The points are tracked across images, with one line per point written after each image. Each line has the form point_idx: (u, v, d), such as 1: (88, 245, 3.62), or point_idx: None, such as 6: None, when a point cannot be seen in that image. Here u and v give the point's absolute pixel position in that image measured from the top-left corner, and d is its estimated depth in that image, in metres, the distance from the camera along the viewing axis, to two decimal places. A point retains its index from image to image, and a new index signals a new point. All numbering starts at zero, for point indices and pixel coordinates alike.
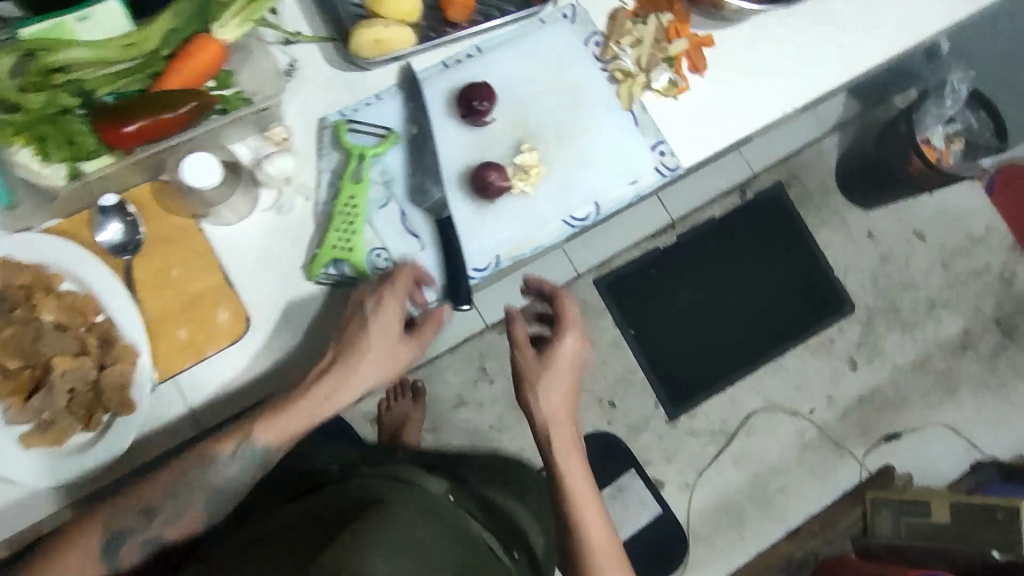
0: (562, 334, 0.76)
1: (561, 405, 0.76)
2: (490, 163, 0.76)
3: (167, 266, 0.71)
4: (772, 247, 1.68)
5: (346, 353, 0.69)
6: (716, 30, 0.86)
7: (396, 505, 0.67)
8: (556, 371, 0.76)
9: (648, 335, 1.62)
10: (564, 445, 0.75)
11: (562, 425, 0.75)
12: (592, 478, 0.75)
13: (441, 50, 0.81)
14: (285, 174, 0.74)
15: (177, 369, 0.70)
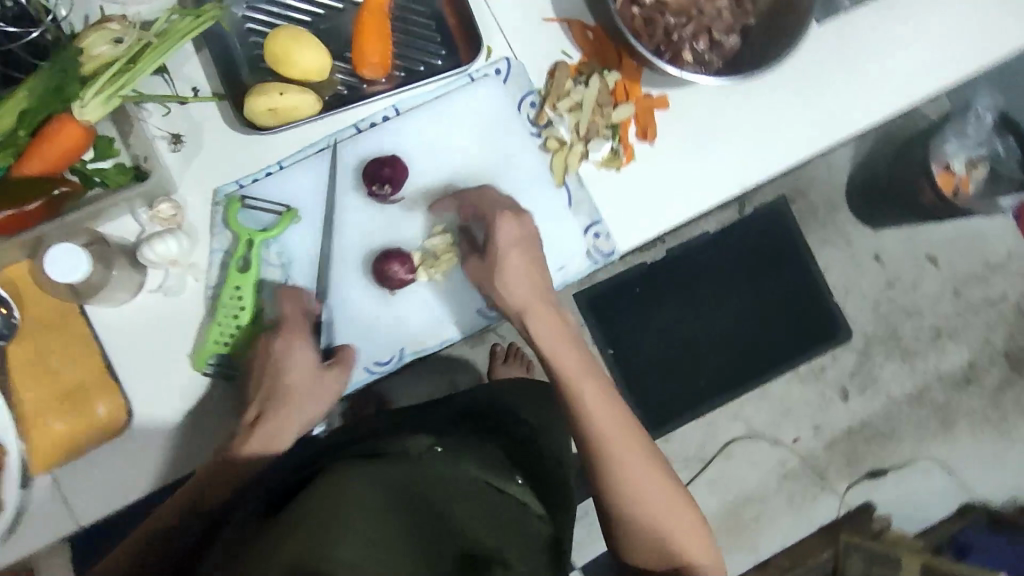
0: (499, 214, 0.67)
1: (529, 279, 0.67)
2: (392, 252, 0.69)
3: (44, 353, 0.67)
4: (774, 264, 1.46)
5: (260, 414, 0.65)
6: (671, 91, 0.76)
7: (348, 483, 0.51)
8: (503, 268, 0.67)
9: (626, 355, 1.42)
10: (576, 370, 0.67)
11: (546, 317, 0.68)
12: (591, 368, 0.68)
13: (354, 112, 0.73)
14: (171, 257, 0.68)
15: (52, 466, 0.66)
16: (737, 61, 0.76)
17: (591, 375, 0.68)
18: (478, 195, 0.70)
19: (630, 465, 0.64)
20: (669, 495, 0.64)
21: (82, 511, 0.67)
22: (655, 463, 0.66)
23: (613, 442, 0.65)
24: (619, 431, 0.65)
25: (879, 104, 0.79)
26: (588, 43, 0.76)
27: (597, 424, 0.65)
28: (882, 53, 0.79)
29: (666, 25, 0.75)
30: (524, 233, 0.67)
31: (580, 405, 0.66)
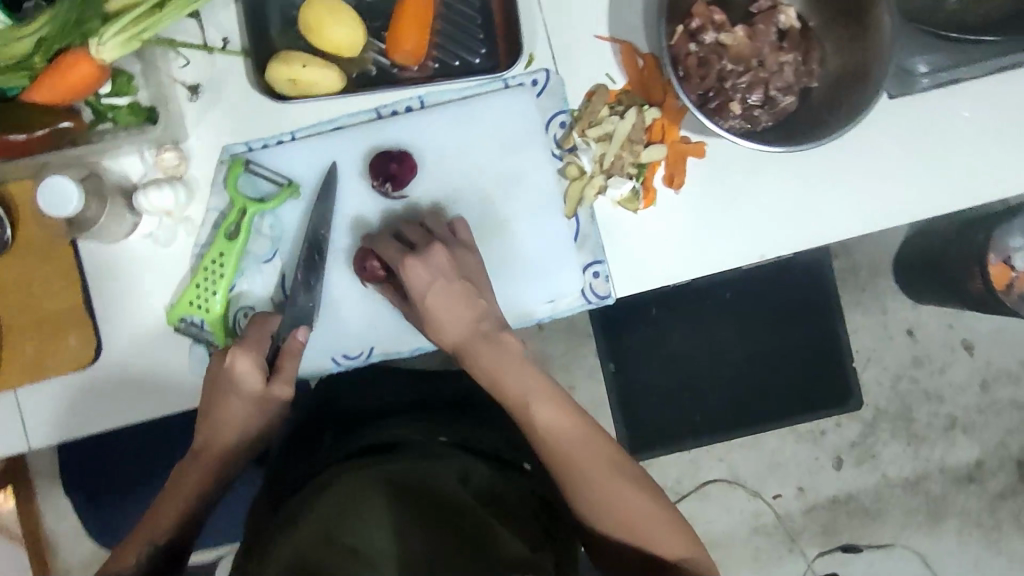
0: (403, 261, 0.65)
1: (454, 316, 0.65)
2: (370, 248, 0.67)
3: (31, 274, 0.68)
4: (812, 313, 1.22)
5: (209, 436, 0.68)
6: (710, 139, 0.71)
7: (357, 489, 0.60)
8: (427, 314, 0.65)
9: (627, 374, 1.25)
10: (520, 392, 0.64)
11: (484, 350, 0.65)
12: (536, 382, 0.65)
13: (378, 96, 0.70)
14: (165, 208, 0.67)
15: (18, 385, 0.68)
16: (788, 124, 0.70)
17: (545, 389, 0.65)
18: (419, 223, 0.68)
19: (594, 478, 0.62)
20: (641, 499, 0.62)
21: (41, 428, 0.69)
22: (621, 465, 0.63)
23: (572, 454, 0.62)
24: (578, 444, 0.63)
25: (928, 198, 0.72)
26: (636, 70, 0.71)
27: (551, 441, 0.63)
28: (949, 143, 0.72)
29: (720, 70, 0.70)
30: (434, 277, 0.64)
31: (532, 426, 0.64)
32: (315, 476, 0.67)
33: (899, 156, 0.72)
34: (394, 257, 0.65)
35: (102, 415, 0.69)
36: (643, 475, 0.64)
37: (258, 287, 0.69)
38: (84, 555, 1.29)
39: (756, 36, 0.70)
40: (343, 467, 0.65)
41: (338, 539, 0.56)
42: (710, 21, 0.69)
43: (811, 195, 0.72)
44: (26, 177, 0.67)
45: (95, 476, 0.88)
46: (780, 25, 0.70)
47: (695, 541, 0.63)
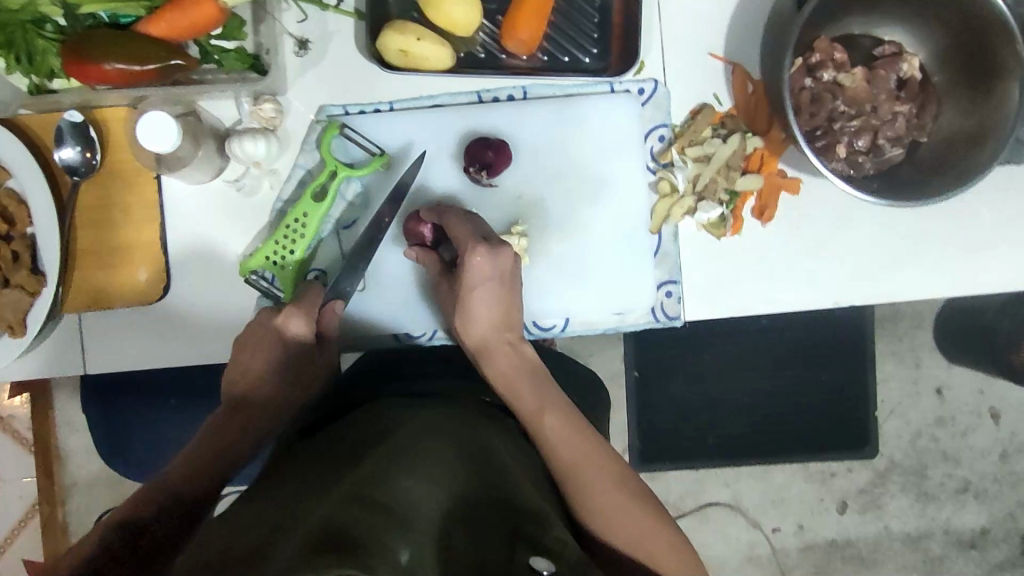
0: (471, 247, 0.63)
1: (492, 314, 0.65)
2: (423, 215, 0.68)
3: (111, 203, 0.68)
4: (841, 357, 1.12)
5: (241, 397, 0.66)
6: (807, 177, 0.69)
7: (376, 466, 0.49)
8: (468, 303, 0.65)
9: (651, 387, 1.15)
10: (535, 402, 0.63)
11: (504, 356, 0.65)
12: (555, 397, 0.64)
13: (483, 80, 0.70)
14: (256, 158, 0.67)
15: (82, 310, 0.68)
16: (892, 176, 0.69)
17: (561, 404, 0.64)
18: (474, 218, 0.66)
19: (600, 495, 0.60)
20: (649, 519, 0.60)
21: (95, 354, 0.69)
22: (628, 482, 0.62)
23: (579, 468, 0.61)
24: (586, 460, 0.61)
25: (1011, 264, 0.69)
26: (744, 95, 0.69)
27: (559, 454, 0.61)
28: None
29: (831, 109, 0.68)
30: (492, 272, 0.64)
31: (545, 434, 0.62)
32: (318, 457, 0.55)
33: (989, 217, 0.70)
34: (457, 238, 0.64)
35: (160, 351, 0.70)
36: (649, 493, 0.62)
37: (332, 251, 0.69)
38: (91, 472, 1.29)
39: (874, 81, 0.68)
40: (352, 442, 0.56)
41: (372, 499, 0.45)
42: (830, 58, 0.67)
43: (893, 245, 0.70)
44: (121, 106, 0.67)
45: (97, 402, 0.84)
46: (901, 73, 0.68)
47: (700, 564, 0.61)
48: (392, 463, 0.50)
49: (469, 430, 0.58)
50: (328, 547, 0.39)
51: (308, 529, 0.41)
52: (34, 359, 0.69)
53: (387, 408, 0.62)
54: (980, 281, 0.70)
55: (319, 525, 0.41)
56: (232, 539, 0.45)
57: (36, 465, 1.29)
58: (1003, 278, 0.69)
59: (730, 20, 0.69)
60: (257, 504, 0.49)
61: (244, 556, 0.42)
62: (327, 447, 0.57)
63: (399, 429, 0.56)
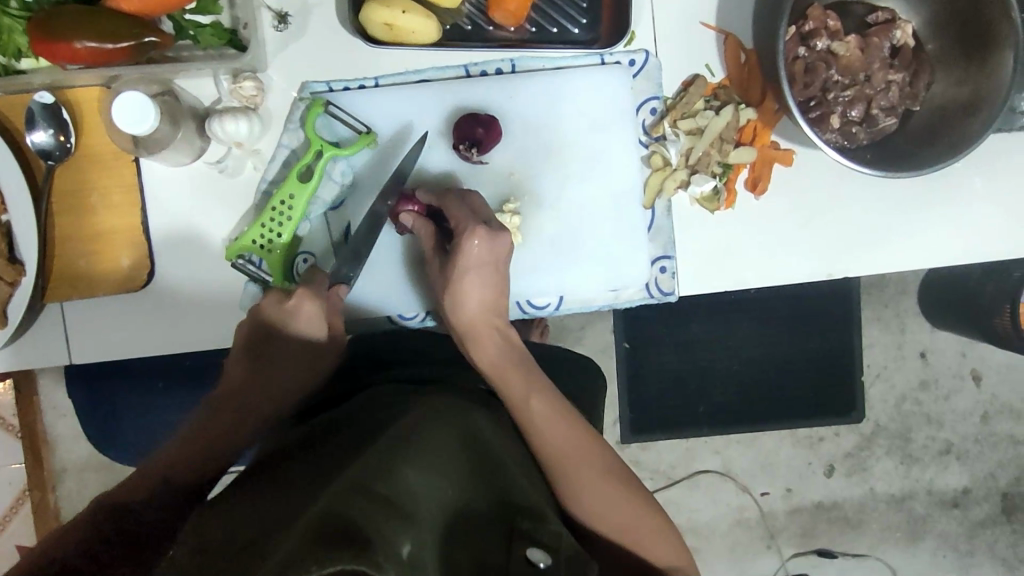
0: (468, 228, 0.62)
1: (482, 296, 0.65)
2: (409, 194, 0.66)
3: (88, 188, 0.65)
4: (828, 323, 1.13)
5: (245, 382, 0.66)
6: (800, 148, 0.69)
7: (372, 456, 0.49)
8: (461, 284, 0.64)
9: (642, 357, 1.16)
10: (522, 391, 0.62)
11: (490, 341, 0.65)
12: (541, 384, 0.64)
13: (470, 54, 0.68)
14: (238, 139, 0.65)
15: (65, 298, 0.66)
16: (885, 146, 0.68)
17: (548, 392, 0.63)
18: (463, 196, 0.65)
19: (586, 486, 0.62)
20: (634, 506, 0.63)
21: (80, 341, 0.68)
22: (613, 472, 0.63)
23: (565, 460, 0.61)
24: (574, 451, 0.62)
25: (999, 231, 0.69)
26: (737, 66, 0.68)
27: (547, 444, 0.62)
28: None
29: (826, 79, 0.67)
30: (486, 253, 0.63)
31: (532, 423, 0.62)
32: (311, 447, 0.54)
33: (979, 186, 0.69)
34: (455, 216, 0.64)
35: (147, 337, 0.68)
36: (634, 482, 0.64)
37: (321, 233, 0.68)
38: (81, 457, 1.28)
39: (869, 49, 0.67)
40: (345, 434, 0.55)
41: (373, 490, 0.44)
42: (824, 26, 0.66)
43: (885, 214, 0.69)
44: (94, 85, 0.65)
45: (83, 390, 0.83)
46: (895, 40, 0.67)
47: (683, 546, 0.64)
48: (392, 452, 0.49)
49: (464, 419, 0.58)
50: (337, 538, 0.38)
51: (312, 519, 0.40)
52: (16, 349, 0.67)
53: (378, 395, 0.61)
54: (968, 249, 0.70)
55: (323, 514, 0.41)
56: (229, 534, 0.44)
57: (24, 451, 1.27)
58: (991, 245, 0.70)
59: None
60: (250, 498, 0.48)
61: (241, 547, 0.41)
62: (319, 437, 0.56)
63: (395, 418, 0.55)
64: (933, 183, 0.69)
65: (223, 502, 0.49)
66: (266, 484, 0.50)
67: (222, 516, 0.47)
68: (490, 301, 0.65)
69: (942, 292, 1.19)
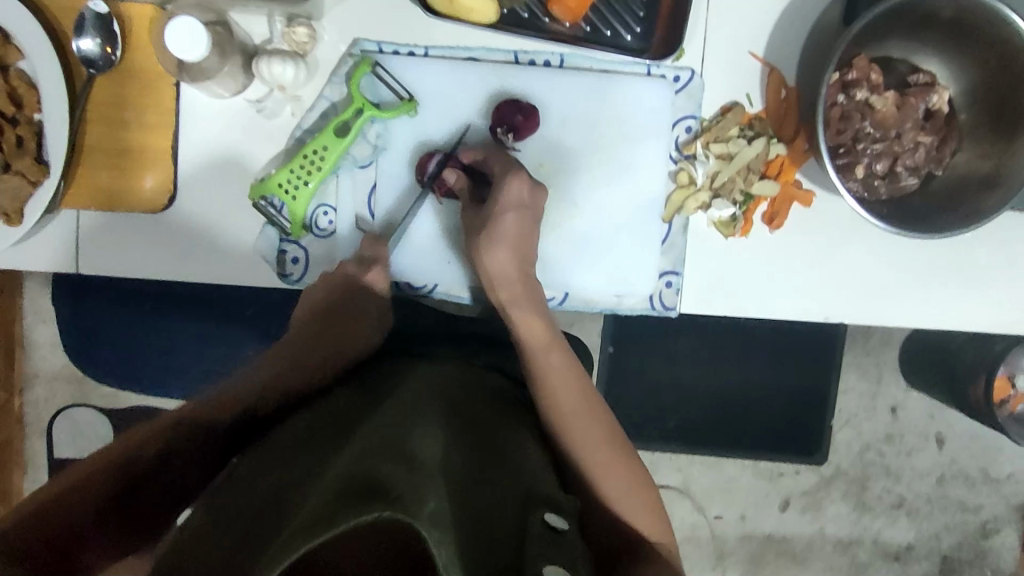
0: (511, 171, 0.64)
1: (512, 249, 0.65)
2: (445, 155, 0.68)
3: (123, 103, 0.66)
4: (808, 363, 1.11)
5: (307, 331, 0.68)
6: (821, 191, 0.70)
7: (387, 421, 0.51)
8: (501, 232, 0.64)
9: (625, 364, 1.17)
10: (544, 340, 0.65)
11: (519, 294, 0.66)
12: (560, 346, 0.66)
13: (522, 41, 0.69)
14: (281, 82, 0.65)
15: (81, 208, 0.67)
16: (904, 204, 0.70)
17: (564, 354, 0.66)
18: (497, 152, 0.67)
19: (592, 447, 0.62)
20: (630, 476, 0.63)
21: (89, 251, 0.68)
22: (614, 437, 0.64)
23: (576, 415, 0.63)
24: (585, 409, 0.64)
25: (991, 305, 0.72)
26: (776, 101, 0.70)
27: (558, 399, 0.63)
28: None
29: (858, 129, 0.69)
30: (525, 196, 0.65)
31: (545, 373, 0.64)
32: (323, 406, 0.57)
33: (981, 260, 0.72)
34: (496, 167, 0.66)
35: (158, 260, 0.69)
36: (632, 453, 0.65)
37: (347, 189, 0.69)
38: (55, 364, 1.28)
39: (904, 108, 0.69)
40: (358, 396, 0.59)
41: (393, 453, 0.47)
42: (866, 78, 0.68)
43: (888, 269, 0.71)
44: (149, 4, 0.65)
45: (81, 297, 0.83)
46: (930, 104, 0.69)
47: (670, 527, 0.64)
48: (404, 422, 0.51)
49: (470, 393, 0.61)
50: (362, 493, 0.41)
51: (337, 475, 0.44)
52: (25, 246, 0.68)
53: (383, 366, 0.64)
54: (960, 317, 0.72)
55: (347, 473, 0.44)
56: (257, 479, 0.47)
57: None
58: (979, 316, 0.72)
59: (775, 22, 0.69)
60: (267, 456, 0.50)
61: (261, 507, 0.43)
62: (332, 398, 0.59)
63: (402, 391, 0.57)
64: (938, 249, 0.71)
65: (239, 464, 0.51)
66: (285, 441, 0.52)
67: (239, 474, 0.50)
68: (517, 261, 0.66)
69: (923, 352, 1.22)
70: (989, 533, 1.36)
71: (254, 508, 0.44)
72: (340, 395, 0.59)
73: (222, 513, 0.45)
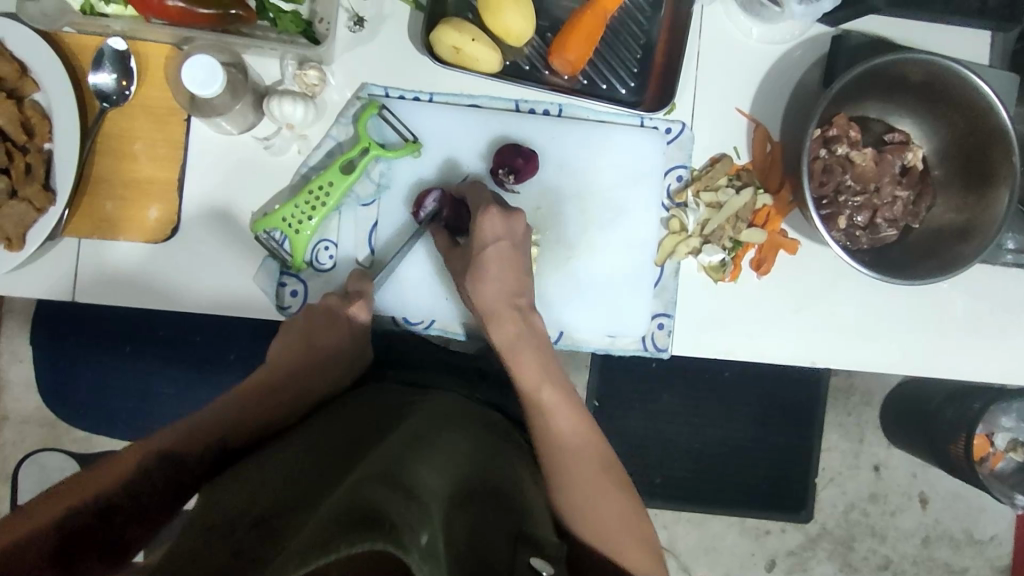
0: (484, 209, 0.65)
1: (501, 283, 0.65)
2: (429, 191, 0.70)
3: (133, 136, 0.68)
4: (792, 417, 1.08)
5: (290, 355, 0.65)
6: (804, 240, 0.73)
7: (388, 449, 0.47)
8: (482, 267, 0.64)
9: None
10: (535, 376, 0.64)
11: (513, 327, 0.65)
12: (554, 382, 0.65)
13: (523, 91, 0.72)
14: (291, 121, 0.67)
15: (85, 236, 0.68)
16: (884, 254, 0.74)
17: (559, 388, 0.65)
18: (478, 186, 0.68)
19: (588, 484, 0.61)
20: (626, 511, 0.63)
21: (86, 281, 0.68)
22: (611, 472, 0.64)
23: (574, 450, 0.62)
24: (579, 445, 0.63)
25: (967, 355, 0.75)
26: (762, 154, 0.73)
27: (554, 435, 0.62)
28: (999, 312, 0.75)
29: (840, 182, 0.73)
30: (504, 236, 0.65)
31: (540, 407, 0.63)
32: (319, 431, 0.54)
33: (956, 311, 0.74)
34: (478, 202, 0.66)
35: (154, 291, 0.69)
36: (628, 488, 0.64)
37: (348, 225, 0.71)
38: (25, 407, 1.22)
39: (881, 163, 0.73)
40: (357, 418, 0.55)
41: (395, 480, 0.42)
42: (846, 135, 0.72)
43: (868, 318, 0.74)
44: (166, 43, 0.68)
45: (66, 332, 0.82)
46: (905, 161, 0.73)
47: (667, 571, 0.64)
48: (404, 451, 0.47)
49: (470, 430, 0.58)
50: (362, 520, 0.37)
51: (335, 500, 0.40)
52: (22, 273, 0.68)
53: (377, 394, 0.61)
54: (938, 365, 0.75)
55: (347, 496, 0.40)
56: (245, 503, 0.43)
57: None
58: (956, 365, 0.75)
59: (760, 82, 0.73)
60: (261, 477, 0.47)
61: (252, 532, 0.39)
62: (321, 426, 0.55)
63: (402, 421, 0.54)
64: (915, 299, 0.74)
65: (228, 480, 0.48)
66: (278, 464, 0.48)
67: (230, 491, 0.46)
68: (507, 295, 0.65)
69: (905, 408, 1.23)
70: None
71: (251, 526, 0.40)
72: (332, 420, 0.55)
73: (209, 537, 0.40)
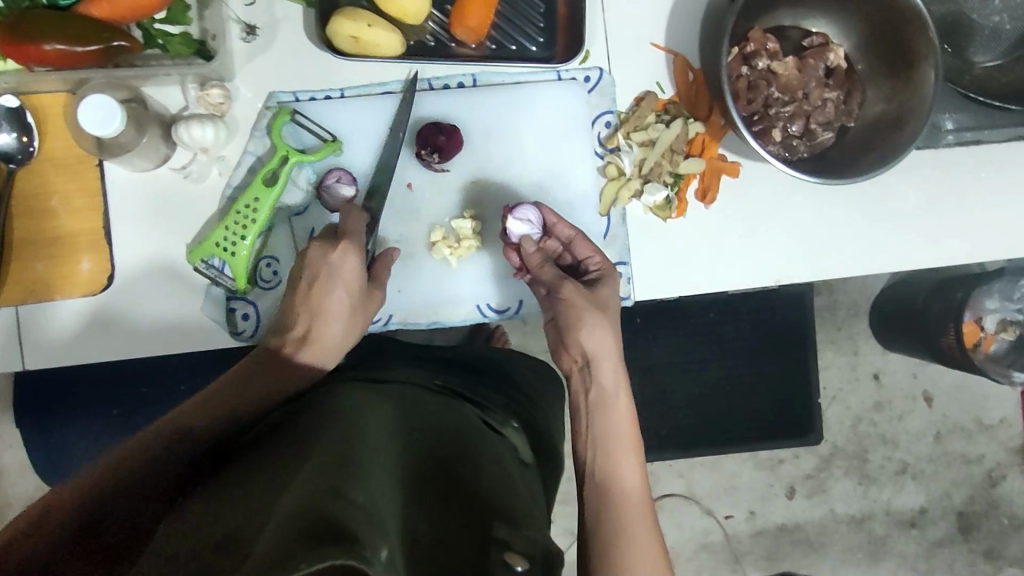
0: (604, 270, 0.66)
1: (607, 344, 0.61)
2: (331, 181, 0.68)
3: (50, 192, 0.66)
4: (781, 341, 1.07)
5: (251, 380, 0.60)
6: (745, 161, 0.73)
7: (342, 449, 0.46)
8: (606, 303, 0.63)
9: None
10: (624, 421, 0.60)
11: (608, 372, 0.61)
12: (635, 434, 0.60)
13: (433, 68, 0.71)
14: (203, 144, 0.66)
15: (21, 301, 0.66)
16: (825, 158, 0.73)
17: (634, 444, 0.59)
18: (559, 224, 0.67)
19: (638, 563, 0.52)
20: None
21: (32, 346, 0.67)
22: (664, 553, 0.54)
23: (624, 509, 0.55)
24: (641, 509, 0.56)
25: (929, 241, 0.74)
26: (685, 84, 0.72)
27: (619, 498, 0.56)
28: (953, 192, 0.74)
29: (767, 95, 0.72)
30: (605, 264, 0.66)
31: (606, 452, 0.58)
32: (272, 440, 0.52)
33: (908, 200, 0.74)
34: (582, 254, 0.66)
35: (104, 342, 0.68)
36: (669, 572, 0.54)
37: (285, 237, 0.69)
38: (23, 492, 1.20)
39: (805, 69, 0.72)
40: (309, 417, 0.53)
41: (348, 492, 0.41)
42: (763, 48, 0.71)
43: (824, 224, 0.73)
44: (60, 91, 0.66)
45: (32, 403, 0.81)
46: (829, 62, 0.72)
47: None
48: (360, 451, 0.45)
49: (427, 417, 0.56)
50: (319, 537, 0.36)
51: (288, 515, 0.38)
52: None
53: (333, 388, 0.59)
54: (902, 256, 0.74)
55: (299, 510, 0.38)
56: (204, 526, 0.42)
57: None
58: (919, 253, 0.74)
59: (669, 12, 0.72)
60: (216, 500, 0.45)
61: (212, 556, 0.38)
62: (276, 431, 0.54)
63: (358, 415, 0.52)
64: (865, 196, 0.74)
65: (189, 504, 0.47)
66: (232, 482, 0.47)
67: (187, 519, 0.44)
68: (611, 347, 0.62)
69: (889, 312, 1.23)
70: (997, 481, 1.35)
71: (208, 552, 0.39)
72: (286, 426, 0.54)
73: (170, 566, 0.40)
